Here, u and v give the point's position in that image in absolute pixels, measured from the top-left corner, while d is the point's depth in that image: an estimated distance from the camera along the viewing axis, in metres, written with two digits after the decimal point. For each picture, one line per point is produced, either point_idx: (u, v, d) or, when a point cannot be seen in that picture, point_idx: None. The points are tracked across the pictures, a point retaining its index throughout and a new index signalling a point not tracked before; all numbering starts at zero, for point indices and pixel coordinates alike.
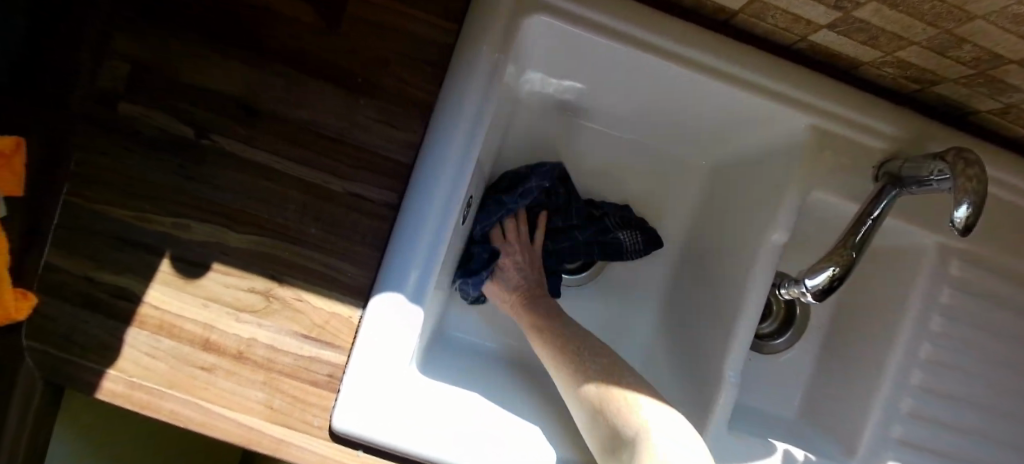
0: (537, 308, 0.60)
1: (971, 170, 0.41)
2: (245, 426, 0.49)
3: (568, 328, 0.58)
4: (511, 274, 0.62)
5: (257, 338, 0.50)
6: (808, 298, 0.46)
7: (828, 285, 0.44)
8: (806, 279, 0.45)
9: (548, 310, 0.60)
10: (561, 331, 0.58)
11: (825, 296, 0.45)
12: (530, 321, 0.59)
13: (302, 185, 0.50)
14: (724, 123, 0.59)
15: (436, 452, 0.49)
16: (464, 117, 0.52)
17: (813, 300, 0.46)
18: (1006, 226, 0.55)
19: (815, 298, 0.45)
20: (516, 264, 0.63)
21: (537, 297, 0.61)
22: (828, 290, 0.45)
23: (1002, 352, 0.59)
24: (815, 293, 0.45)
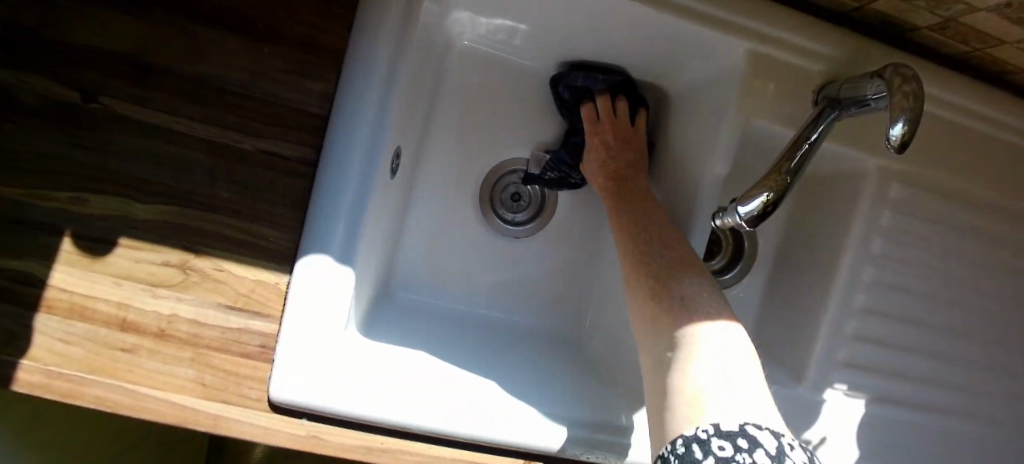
0: (626, 191, 0.57)
1: (908, 86, 0.40)
2: (177, 405, 0.47)
3: (650, 214, 0.53)
4: (596, 154, 0.61)
5: (178, 313, 0.47)
6: (741, 224, 0.42)
7: (761, 212, 0.40)
8: (738, 207, 0.41)
9: (637, 193, 0.56)
10: (638, 219, 0.53)
11: (757, 225, 0.41)
12: (614, 200, 0.56)
13: (209, 147, 0.46)
14: (661, 56, 0.56)
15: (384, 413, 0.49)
16: (381, 61, 0.49)
17: (746, 227, 0.42)
18: (950, 145, 0.54)
19: (747, 226, 0.41)
20: (603, 143, 0.61)
21: (628, 178, 0.58)
22: (761, 218, 0.41)
23: (948, 274, 0.58)
24: (747, 221, 0.41)
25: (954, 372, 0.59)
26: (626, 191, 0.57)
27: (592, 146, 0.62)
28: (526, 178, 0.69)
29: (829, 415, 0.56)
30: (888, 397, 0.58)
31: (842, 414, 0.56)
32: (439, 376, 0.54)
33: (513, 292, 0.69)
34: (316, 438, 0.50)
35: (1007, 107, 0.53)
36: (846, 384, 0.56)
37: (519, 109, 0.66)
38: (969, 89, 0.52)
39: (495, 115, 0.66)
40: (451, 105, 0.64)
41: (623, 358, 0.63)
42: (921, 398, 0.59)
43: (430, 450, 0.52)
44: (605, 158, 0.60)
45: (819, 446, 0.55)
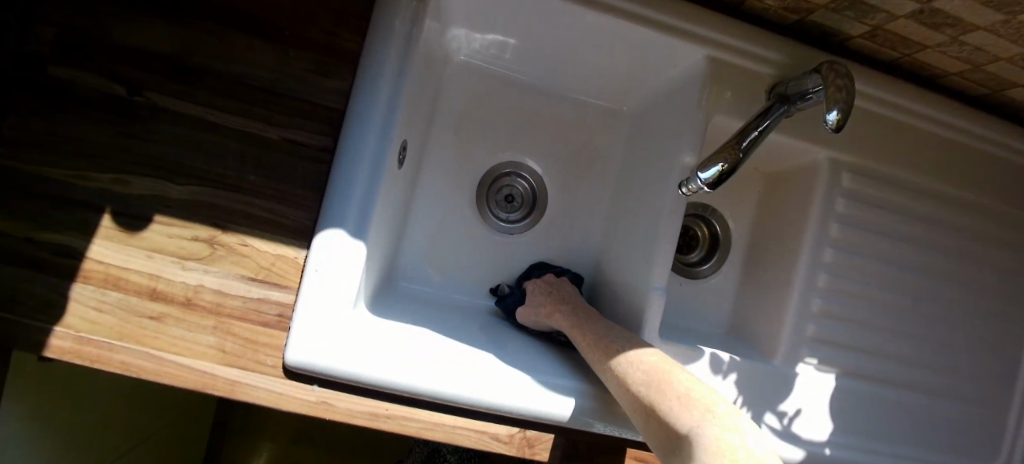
0: (581, 312, 0.58)
1: (841, 81, 0.48)
2: (197, 371, 0.52)
3: (613, 330, 0.53)
4: (535, 308, 0.62)
5: (203, 284, 0.52)
6: (703, 188, 0.49)
7: (718, 179, 0.47)
8: (699, 174, 0.48)
9: (591, 312, 0.58)
10: (603, 333, 0.53)
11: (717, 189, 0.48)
12: (572, 325, 0.57)
13: (240, 135, 0.53)
14: (636, 67, 0.63)
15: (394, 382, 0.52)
16: (390, 60, 0.53)
17: (708, 189, 0.48)
18: (891, 138, 0.61)
19: (709, 188, 0.47)
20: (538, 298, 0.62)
21: (577, 304, 0.60)
22: (718, 183, 0.47)
23: (904, 256, 0.64)
24: (707, 186, 0.48)
25: (914, 347, 0.64)
26: (579, 314, 0.58)
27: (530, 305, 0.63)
28: (518, 181, 0.73)
29: (802, 388, 0.60)
30: (856, 370, 0.62)
31: (815, 386, 0.60)
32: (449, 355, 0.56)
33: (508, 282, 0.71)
34: (325, 404, 0.54)
35: (938, 104, 0.61)
36: (816, 358, 0.61)
37: (513, 115, 0.72)
38: (902, 88, 0.60)
39: (491, 121, 0.72)
40: (452, 110, 0.70)
41: None
42: (887, 373, 0.63)
43: (431, 417, 0.56)
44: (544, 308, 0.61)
45: (795, 417, 0.59)
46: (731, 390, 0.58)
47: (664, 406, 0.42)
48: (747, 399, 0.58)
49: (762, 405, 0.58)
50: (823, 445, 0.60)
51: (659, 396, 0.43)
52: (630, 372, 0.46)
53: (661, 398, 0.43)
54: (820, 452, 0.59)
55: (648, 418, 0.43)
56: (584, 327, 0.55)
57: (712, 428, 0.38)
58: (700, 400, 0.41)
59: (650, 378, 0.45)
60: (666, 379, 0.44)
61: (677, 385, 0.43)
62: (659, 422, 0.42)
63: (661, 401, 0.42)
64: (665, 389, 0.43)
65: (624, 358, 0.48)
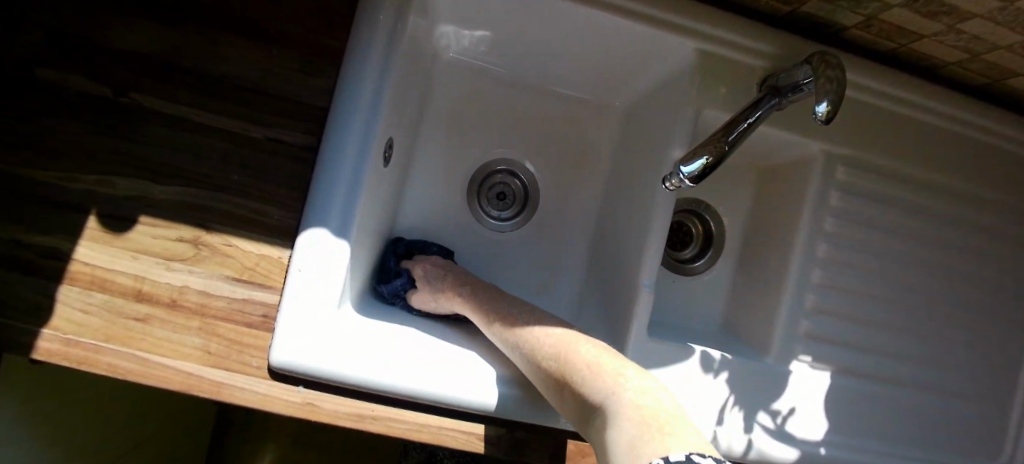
0: (480, 292, 0.57)
1: (831, 72, 0.47)
2: (183, 372, 0.51)
3: (516, 308, 0.53)
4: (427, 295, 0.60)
5: (188, 285, 0.52)
6: (687, 183, 0.48)
7: (702, 172, 0.46)
8: (682, 167, 0.47)
9: (490, 291, 0.57)
10: (509, 313, 0.53)
11: (700, 182, 0.47)
12: (471, 307, 0.57)
13: (223, 135, 0.52)
14: (626, 63, 0.62)
15: (379, 382, 0.52)
16: (373, 57, 0.52)
17: (691, 185, 0.47)
18: (888, 131, 0.59)
19: (692, 183, 0.47)
20: (428, 284, 0.60)
21: (475, 283, 0.59)
22: (702, 176, 0.46)
23: (901, 251, 0.62)
24: (690, 179, 0.47)
25: (913, 343, 0.63)
26: (479, 292, 0.58)
27: (422, 293, 0.60)
28: (511, 178, 0.72)
29: (796, 386, 0.58)
30: (853, 368, 0.61)
31: (809, 385, 0.59)
32: (435, 355, 0.56)
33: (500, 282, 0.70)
34: (313, 405, 0.54)
35: (936, 96, 0.59)
36: (811, 355, 0.60)
37: (504, 112, 0.71)
38: (898, 79, 0.59)
39: (481, 118, 0.71)
40: (441, 107, 0.69)
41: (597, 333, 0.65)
42: (886, 370, 0.62)
43: (418, 417, 0.56)
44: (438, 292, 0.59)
45: (789, 416, 0.58)
46: (722, 387, 0.56)
47: (574, 377, 0.43)
48: (740, 398, 0.57)
49: (756, 404, 0.57)
50: (819, 444, 0.58)
51: (568, 368, 0.44)
52: (535, 349, 0.47)
53: (569, 369, 0.44)
54: (815, 452, 0.58)
55: (562, 390, 0.44)
56: (484, 308, 0.55)
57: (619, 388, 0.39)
58: (601, 363, 0.42)
59: (556, 351, 0.45)
60: (568, 349, 0.45)
61: (579, 353, 0.45)
62: (573, 393, 0.42)
63: (570, 372, 0.43)
64: (572, 360, 0.44)
65: (533, 337, 0.48)
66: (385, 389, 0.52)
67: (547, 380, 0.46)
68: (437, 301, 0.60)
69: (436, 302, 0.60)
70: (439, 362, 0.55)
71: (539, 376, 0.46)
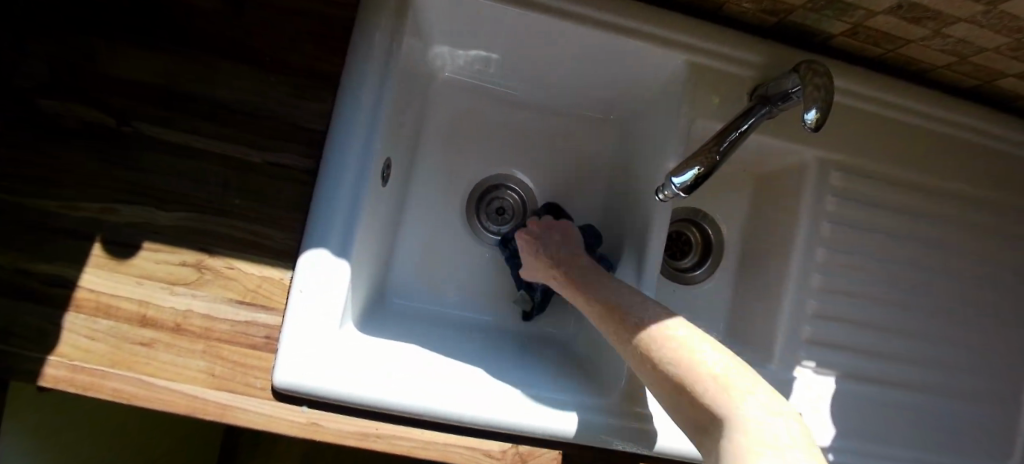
0: (577, 278, 0.54)
1: (819, 80, 0.48)
2: (188, 396, 0.52)
3: (620, 295, 0.49)
4: (536, 266, 0.59)
5: (192, 308, 0.53)
6: (678, 193, 0.48)
7: (693, 182, 0.47)
8: (673, 178, 0.47)
9: (596, 275, 0.53)
10: (610, 302, 0.49)
11: (692, 193, 0.47)
12: (573, 289, 0.54)
13: (224, 160, 0.54)
14: (619, 76, 0.63)
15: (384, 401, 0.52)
16: (369, 80, 0.54)
17: (683, 195, 0.48)
18: (880, 135, 0.60)
19: (683, 193, 0.47)
20: (536, 254, 0.59)
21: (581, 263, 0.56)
22: (693, 187, 0.47)
23: (900, 253, 0.62)
24: (681, 190, 0.47)
25: (917, 346, 0.63)
26: (586, 275, 0.54)
27: (529, 264, 0.60)
28: (509, 192, 0.73)
29: (800, 394, 0.58)
30: (857, 372, 0.61)
31: (813, 391, 0.59)
32: (439, 372, 0.56)
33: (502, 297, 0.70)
34: (316, 425, 0.53)
35: (926, 99, 0.60)
36: (813, 361, 0.59)
37: (500, 128, 0.72)
38: (887, 84, 0.59)
39: (478, 134, 0.72)
40: (438, 125, 0.70)
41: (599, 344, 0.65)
42: (890, 373, 0.62)
43: (422, 434, 0.55)
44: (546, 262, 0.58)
45: None
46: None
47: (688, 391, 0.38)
48: None
49: None
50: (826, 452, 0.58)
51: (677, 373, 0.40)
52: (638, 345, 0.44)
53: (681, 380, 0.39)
54: None
55: (677, 397, 0.40)
56: (584, 290, 0.52)
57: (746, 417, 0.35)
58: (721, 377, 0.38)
59: (663, 352, 0.42)
60: (676, 351, 0.41)
61: (694, 359, 0.40)
62: (681, 398, 0.39)
63: (680, 379, 0.39)
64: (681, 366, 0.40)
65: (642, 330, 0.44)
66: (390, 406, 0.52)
67: (650, 379, 0.43)
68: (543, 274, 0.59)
69: (543, 276, 0.59)
70: (444, 379, 0.55)
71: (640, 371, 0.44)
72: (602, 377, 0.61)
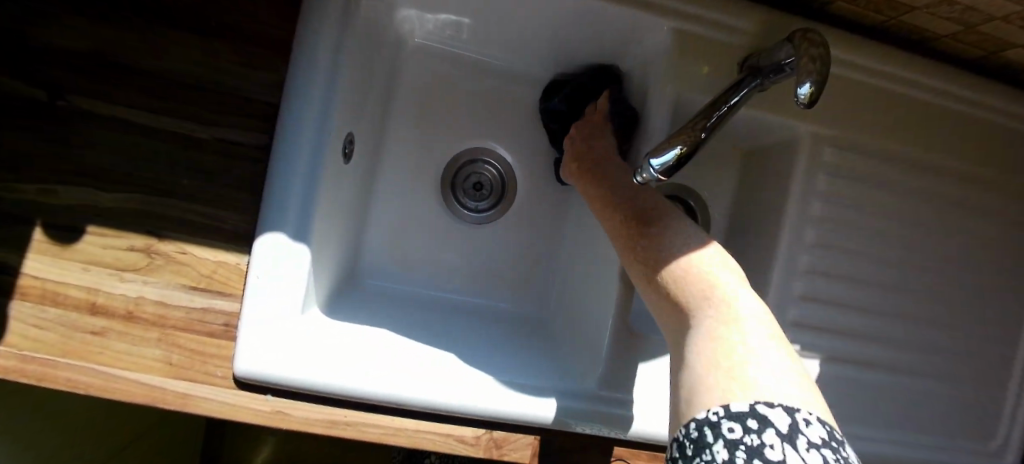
0: (630, 220, 0.44)
1: (814, 50, 0.44)
2: (146, 386, 0.50)
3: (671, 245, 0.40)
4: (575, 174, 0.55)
5: (144, 296, 0.50)
6: (655, 177, 0.44)
7: (675, 164, 0.43)
8: (652, 160, 0.43)
9: (642, 221, 0.43)
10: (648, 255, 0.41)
11: (672, 176, 0.44)
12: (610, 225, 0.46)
13: (172, 137, 0.49)
14: (602, 44, 0.59)
15: (352, 390, 0.50)
16: (324, 48, 0.49)
17: (661, 179, 0.44)
18: (875, 110, 0.56)
19: (661, 177, 0.43)
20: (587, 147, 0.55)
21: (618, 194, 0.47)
22: (675, 169, 0.43)
23: (891, 233, 0.60)
24: (661, 172, 0.44)
25: (905, 329, 0.61)
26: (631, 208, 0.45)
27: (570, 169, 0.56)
28: (485, 166, 0.69)
29: None
30: (842, 357, 0.59)
31: None
32: (409, 358, 0.54)
33: (477, 275, 0.68)
34: (282, 413, 0.52)
35: (927, 70, 0.56)
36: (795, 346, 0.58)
37: (475, 97, 0.68)
38: (887, 54, 0.55)
39: (453, 105, 0.67)
40: (408, 97, 0.65)
41: (577, 325, 0.62)
42: (875, 357, 0.60)
43: (393, 421, 0.53)
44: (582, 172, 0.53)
45: None
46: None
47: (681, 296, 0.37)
48: None
49: None
50: None
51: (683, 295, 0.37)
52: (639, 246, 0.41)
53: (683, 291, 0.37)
54: None
55: (674, 317, 0.37)
56: (626, 225, 0.43)
57: (729, 334, 0.33)
58: (722, 288, 0.36)
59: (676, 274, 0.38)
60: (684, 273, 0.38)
61: (704, 269, 0.38)
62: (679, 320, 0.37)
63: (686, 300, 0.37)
64: (688, 288, 0.37)
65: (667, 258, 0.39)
66: (358, 395, 0.51)
67: (658, 310, 0.39)
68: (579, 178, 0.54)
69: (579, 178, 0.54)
70: (414, 365, 0.53)
71: (649, 293, 0.40)
72: (576, 360, 0.60)
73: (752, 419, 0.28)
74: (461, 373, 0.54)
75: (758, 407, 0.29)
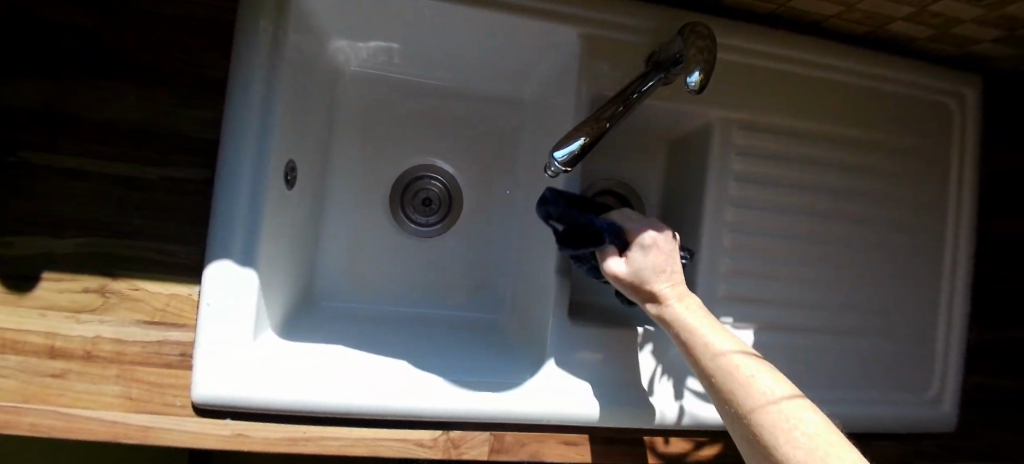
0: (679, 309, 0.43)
1: (702, 42, 0.49)
2: (109, 422, 0.52)
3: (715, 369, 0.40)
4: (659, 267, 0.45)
5: (101, 335, 0.51)
6: (562, 169, 0.48)
7: (579, 153, 0.46)
8: (557, 150, 0.46)
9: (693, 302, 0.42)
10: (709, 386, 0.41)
11: (576, 165, 0.47)
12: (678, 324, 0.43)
13: (117, 181, 0.52)
14: (522, 57, 0.63)
15: (309, 405, 0.53)
16: (257, 82, 0.51)
17: (567, 170, 0.48)
18: (777, 91, 0.61)
19: (567, 166, 0.47)
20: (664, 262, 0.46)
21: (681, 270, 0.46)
22: (579, 158, 0.47)
23: (811, 202, 0.63)
24: (565, 163, 0.47)
25: (834, 291, 0.65)
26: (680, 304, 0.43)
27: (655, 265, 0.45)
28: (431, 181, 0.72)
29: None
30: (777, 323, 0.63)
31: None
32: (365, 372, 0.56)
33: (432, 288, 0.71)
34: (242, 435, 0.54)
35: (819, 51, 0.61)
36: (732, 317, 0.61)
37: (415, 117, 0.71)
38: (781, 39, 0.60)
39: (394, 126, 0.71)
40: (351, 122, 0.69)
41: (528, 320, 0.65)
42: (810, 321, 0.64)
43: (353, 432, 0.55)
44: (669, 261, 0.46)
45: None
46: (642, 363, 0.60)
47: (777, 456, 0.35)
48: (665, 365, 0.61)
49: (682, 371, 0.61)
50: None
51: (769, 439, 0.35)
52: (735, 405, 0.38)
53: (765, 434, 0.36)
54: None
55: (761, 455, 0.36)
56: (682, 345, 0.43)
57: None
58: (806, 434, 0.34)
59: (750, 411, 0.37)
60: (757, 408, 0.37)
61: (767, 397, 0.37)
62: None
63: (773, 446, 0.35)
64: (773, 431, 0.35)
65: (723, 381, 0.39)
66: (317, 409, 0.53)
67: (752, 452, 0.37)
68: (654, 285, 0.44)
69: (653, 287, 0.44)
70: (368, 377, 0.55)
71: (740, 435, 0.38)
72: (528, 352, 0.63)
73: None
74: (415, 380, 0.56)
75: None
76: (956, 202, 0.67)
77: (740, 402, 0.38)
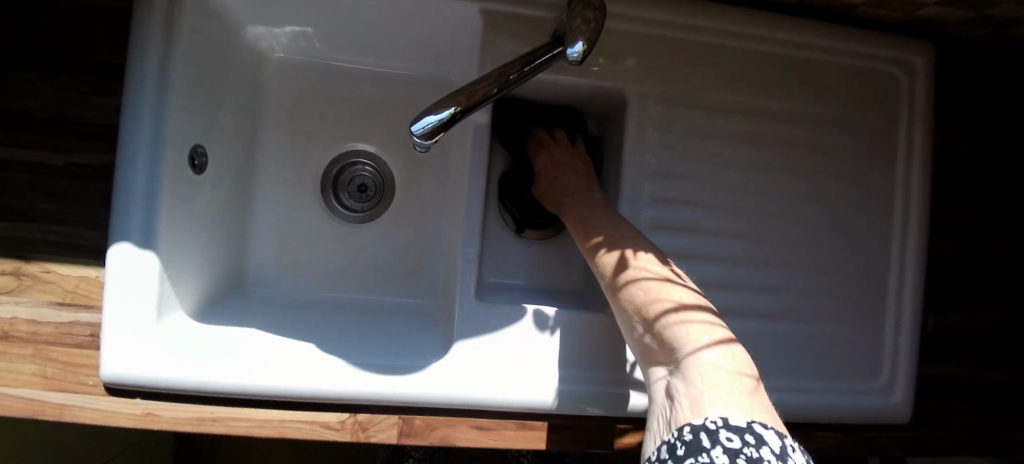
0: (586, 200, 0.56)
1: (590, 13, 0.46)
2: (25, 399, 0.54)
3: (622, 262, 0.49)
4: (566, 171, 0.59)
5: (16, 315, 0.54)
6: (428, 140, 0.47)
7: (449, 122, 0.45)
8: (422, 117, 0.45)
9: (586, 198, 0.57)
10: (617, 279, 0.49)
11: (444, 134, 0.47)
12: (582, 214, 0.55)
13: (28, 168, 0.54)
14: (435, 36, 0.61)
15: (213, 387, 0.54)
16: (150, 67, 0.51)
17: (433, 140, 0.47)
18: (699, 64, 0.57)
19: (433, 136, 0.46)
20: (568, 173, 0.59)
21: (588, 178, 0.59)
22: (449, 126, 0.46)
23: (740, 180, 0.60)
24: (429, 132, 0.46)
25: (767, 273, 0.61)
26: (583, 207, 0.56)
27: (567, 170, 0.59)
28: (363, 167, 0.71)
29: None
30: None
31: None
32: (273, 354, 0.57)
33: (367, 274, 0.70)
34: (152, 414, 0.55)
35: (747, 21, 0.57)
36: None
37: (339, 99, 0.70)
38: (703, 9, 0.56)
39: (320, 111, 0.70)
40: (276, 108, 0.69)
41: (448, 300, 0.64)
42: (742, 305, 0.61)
43: (259, 414, 0.56)
44: (574, 170, 0.59)
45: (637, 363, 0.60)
46: (555, 347, 0.59)
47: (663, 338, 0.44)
48: (582, 350, 0.59)
49: (600, 353, 0.59)
50: None
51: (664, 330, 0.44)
52: (642, 304, 0.46)
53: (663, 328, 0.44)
54: None
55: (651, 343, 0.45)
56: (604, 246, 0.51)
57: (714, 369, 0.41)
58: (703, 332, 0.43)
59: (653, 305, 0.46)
60: (658, 300, 0.46)
61: (672, 296, 0.46)
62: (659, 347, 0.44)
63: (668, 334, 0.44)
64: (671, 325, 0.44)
65: (632, 279, 0.48)
66: (222, 389, 0.54)
67: (636, 338, 0.47)
68: (568, 181, 0.58)
69: (569, 181, 0.58)
70: (275, 359, 0.56)
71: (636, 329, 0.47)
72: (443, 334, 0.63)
73: (750, 434, 0.36)
74: (321, 363, 0.56)
75: (754, 425, 0.37)
76: (902, 179, 0.63)
77: (647, 302, 0.46)
